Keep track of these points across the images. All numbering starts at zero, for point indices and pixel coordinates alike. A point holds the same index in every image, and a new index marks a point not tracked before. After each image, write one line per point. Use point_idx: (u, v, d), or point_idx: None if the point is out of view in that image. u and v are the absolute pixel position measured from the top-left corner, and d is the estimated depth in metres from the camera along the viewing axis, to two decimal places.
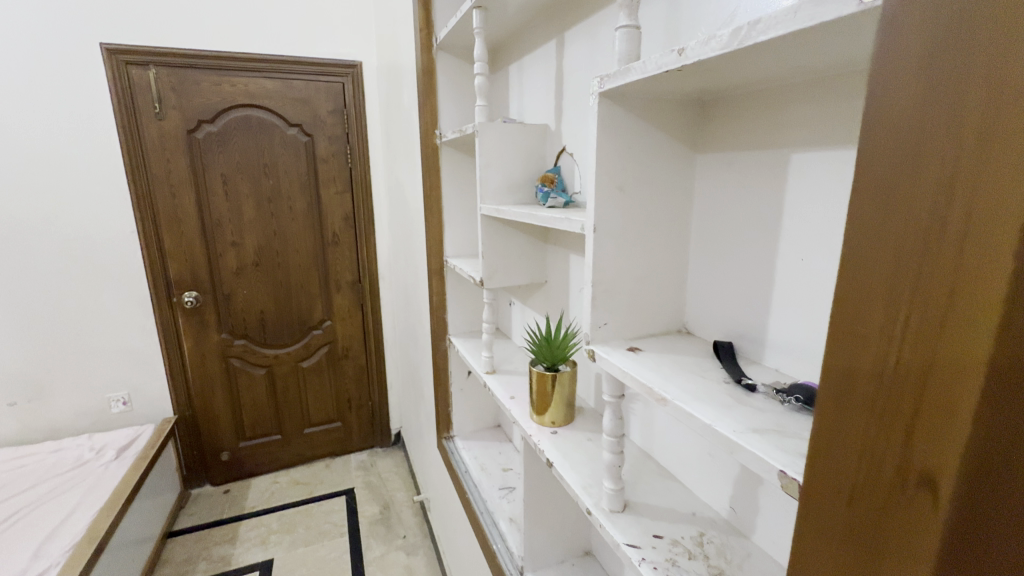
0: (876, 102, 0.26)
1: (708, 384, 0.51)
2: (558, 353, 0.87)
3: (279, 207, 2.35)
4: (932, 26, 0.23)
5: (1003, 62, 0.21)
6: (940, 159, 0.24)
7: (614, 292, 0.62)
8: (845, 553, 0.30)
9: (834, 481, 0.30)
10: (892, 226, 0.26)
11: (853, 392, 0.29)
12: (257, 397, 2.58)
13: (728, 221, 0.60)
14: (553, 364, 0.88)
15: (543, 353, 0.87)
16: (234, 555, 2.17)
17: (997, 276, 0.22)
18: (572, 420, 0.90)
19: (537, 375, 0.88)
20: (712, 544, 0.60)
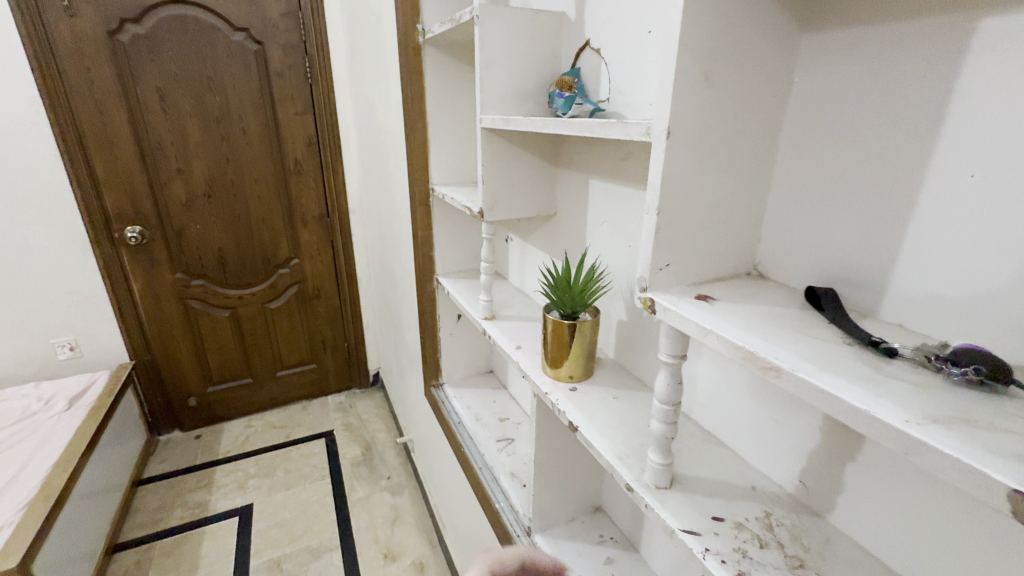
0: None
1: (830, 349, 0.38)
2: (579, 299, 0.72)
3: (229, 128, 2.03)
4: None
5: None
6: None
7: (683, 223, 0.47)
8: None
9: None
10: None
11: None
12: (222, 341, 2.39)
13: (842, 128, 0.44)
14: (572, 311, 0.73)
15: (560, 297, 0.73)
16: (211, 501, 2.09)
17: None
18: (591, 374, 0.77)
19: (552, 323, 0.74)
20: (783, 526, 0.51)
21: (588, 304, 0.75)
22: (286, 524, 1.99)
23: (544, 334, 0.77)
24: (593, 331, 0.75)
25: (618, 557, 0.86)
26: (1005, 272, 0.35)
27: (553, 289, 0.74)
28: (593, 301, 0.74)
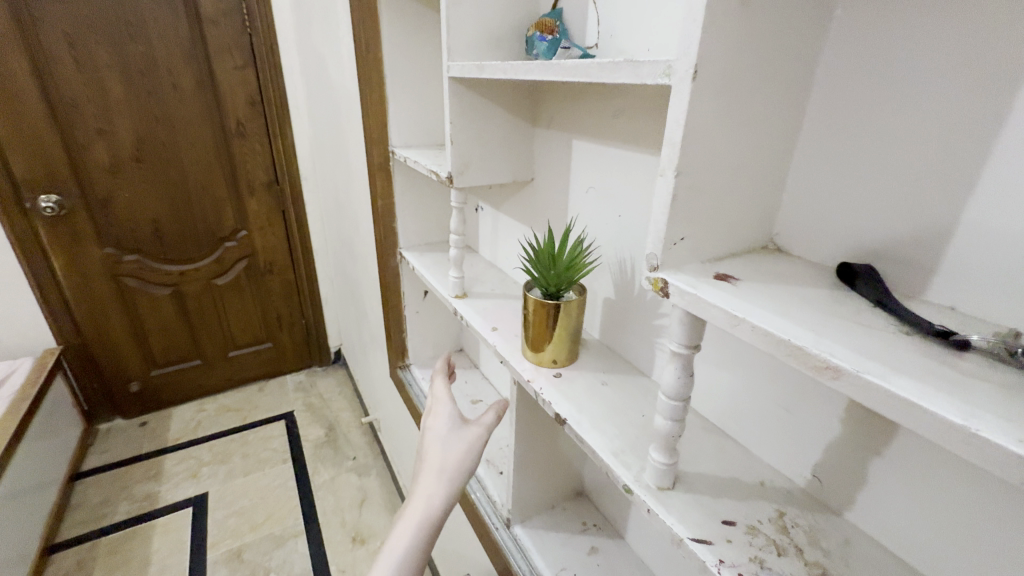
0: None
1: (889, 340, 0.32)
2: (564, 275, 0.64)
3: (157, 82, 1.79)
4: None
5: None
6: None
7: (703, 188, 0.39)
8: None
9: None
10: None
11: None
12: (165, 321, 2.19)
13: (893, 72, 0.37)
14: (556, 289, 0.65)
15: (543, 272, 0.65)
16: (162, 492, 1.95)
17: None
18: (576, 358, 0.70)
19: (533, 303, 0.66)
20: (798, 528, 0.46)
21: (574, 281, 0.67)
22: (246, 513, 1.88)
23: (524, 316, 0.68)
24: (580, 311, 0.67)
25: (603, 545, 0.82)
26: None
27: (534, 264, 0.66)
28: (579, 278, 0.66)
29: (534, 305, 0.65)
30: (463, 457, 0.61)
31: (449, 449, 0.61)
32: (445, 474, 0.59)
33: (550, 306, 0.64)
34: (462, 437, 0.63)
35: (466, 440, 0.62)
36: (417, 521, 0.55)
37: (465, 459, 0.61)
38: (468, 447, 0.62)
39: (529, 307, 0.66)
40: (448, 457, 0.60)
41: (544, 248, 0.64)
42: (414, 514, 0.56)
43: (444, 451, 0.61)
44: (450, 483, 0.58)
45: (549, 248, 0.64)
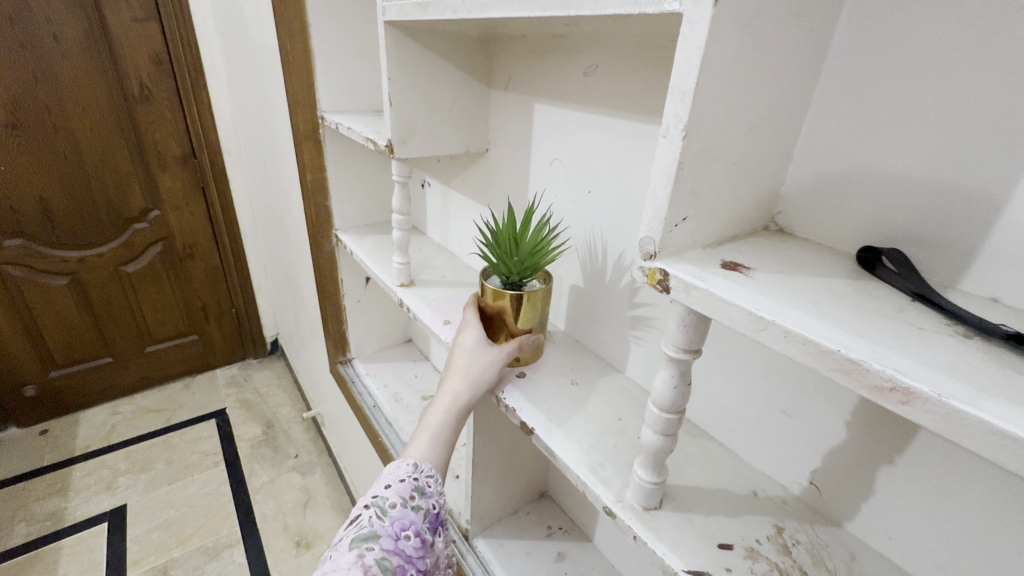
0: None
1: (950, 348, 0.25)
2: (528, 262, 0.55)
3: (31, 31, 1.49)
4: None
5: None
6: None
7: (713, 156, 0.31)
8: None
9: None
10: None
11: None
12: (63, 316, 1.90)
13: (940, 11, 0.30)
14: (518, 278, 0.56)
15: (503, 258, 0.55)
16: (69, 509, 1.71)
17: None
18: (541, 356, 0.62)
19: (492, 293, 0.57)
20: (800, 545, 0.41)
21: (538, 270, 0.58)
22: (172, 524, 1.69)
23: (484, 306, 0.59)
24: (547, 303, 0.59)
25: (570, 550, 0.76)
26: None
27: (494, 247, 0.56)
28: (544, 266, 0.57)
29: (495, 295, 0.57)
30: (490, 364, 0.55)
31: (475, 355, 0.55)
32: (470, 378, 0.54)
33: (514, 298, 0.56)
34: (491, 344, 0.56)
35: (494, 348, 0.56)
36: (444, 413, 0.53)
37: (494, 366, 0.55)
38: (495, 355, 0.56)
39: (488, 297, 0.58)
40: (473, 364, 0.55)
41: (505, 231, 0.54)
42: (440, 408, 0.54)
43: (473, 355, 0.55)
44: (477, 386, 0.54)
45: (512, 228, 0.54)
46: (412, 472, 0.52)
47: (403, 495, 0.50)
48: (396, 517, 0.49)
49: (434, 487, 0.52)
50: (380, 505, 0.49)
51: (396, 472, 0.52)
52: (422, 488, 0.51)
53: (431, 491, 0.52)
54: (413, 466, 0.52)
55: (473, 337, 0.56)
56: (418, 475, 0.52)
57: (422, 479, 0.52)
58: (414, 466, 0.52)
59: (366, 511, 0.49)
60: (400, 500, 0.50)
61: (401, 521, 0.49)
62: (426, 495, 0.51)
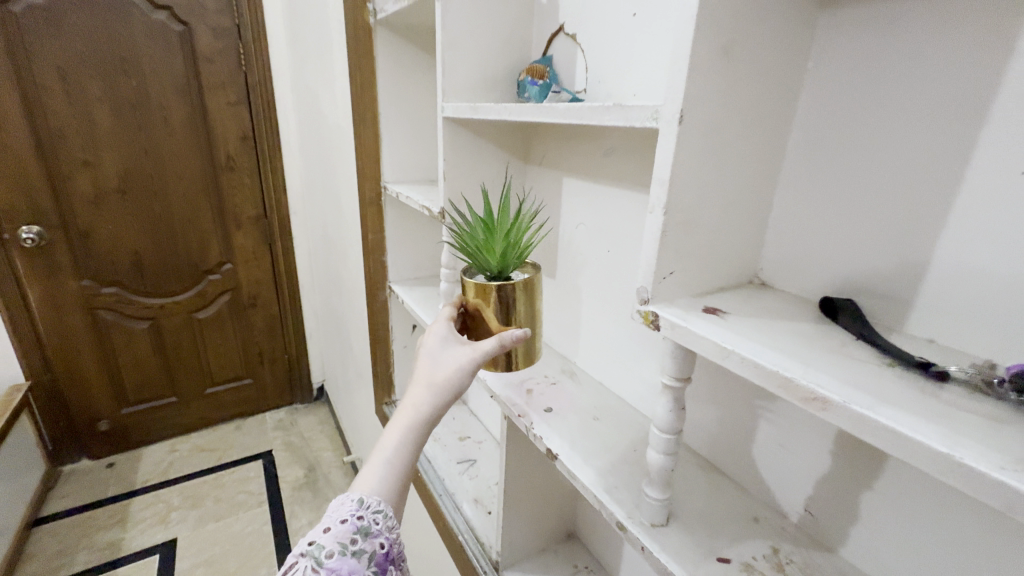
0: None
1: (871, 372, 0.33)
2: (509, 251, 0.57)
3: (148, 117, 1.80)
4: None
5: None
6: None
7: (692, 225, 0.41)
8: None
9: None
10: None
11: None
12: (140, 356, 2.12)
13: (865, 118, 0.39)
14: (503, 271, 0.57)
15: (484, 254, 0.57)
16: (125, 540, 1.83)
17: None
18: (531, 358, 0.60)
19: (477, 289, 0.57)
20: (793, 564, 0.45)
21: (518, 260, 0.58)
22: (215, 561, 1.77)
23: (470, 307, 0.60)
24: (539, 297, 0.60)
25: None
26: None
27: (471, 248, 0.57)
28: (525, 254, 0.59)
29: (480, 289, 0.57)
30: (457, 369, 0.53)
31: (439, 364, 0.54)
32: (433, 388, 0.53)
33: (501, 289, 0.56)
34: (459, 350, 0.55)
35: (461, 352, 0.54)
36: (404, 425, 0.52)
37: (460, 372, 0.53)
38: (462, 360, 0.54)
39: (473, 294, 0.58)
40: (436, 374, 0.53)
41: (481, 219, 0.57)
42: (400, 422, 0.53)
43: (436, 364, 0.54)
44: (439, 396, 0.53)
45: (486, 222, 0.56)
46: (356, 508, 0.48)
47: (342, 540, 0.46)
48: (333, 567, 0.45)
49: (381, 524, 0.48)
50: (316, 554, 0.45)
51: (339, 510, 0.48)
52: (366, 529, 0.47)
53: (377, 531, 0.48)
54: (357, 501, 0.48)
55: (439, 345, 0.55)
56: (362, 512, 0.48)
57: (366, 518, 0.48)
58: (359, 501, 0.49)
59: (301, 560, 0.45)
60: (339, 546, 0.46)
61: (338, 572, 0.45)
62: (371, 536, 0.47)
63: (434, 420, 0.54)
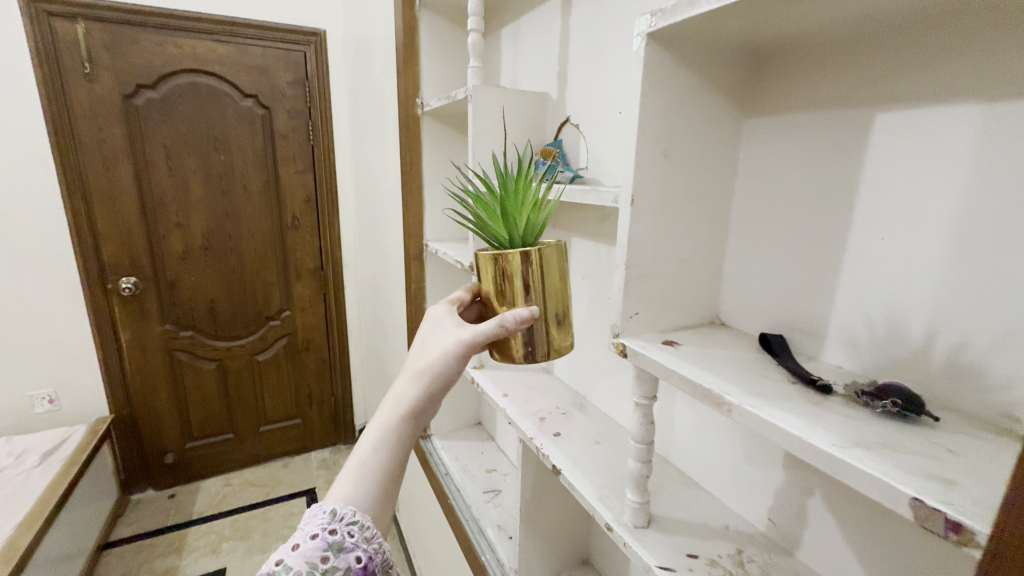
0: None
1: (774, 387, 0.43)
2: (525, 220, 0.53)
3: (232, 185, 2.12)
4: None
5: None
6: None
7: (651, 276, 0.53)
8: None
9: None
10: None
11: None
12: (206, 394, 2.35)
13: (782, 196, 0.52)
14: (522, 243, 0.54)
15: (497, 226, 0.53)
16: (181, 567, 1.96)
17: None
18: (552, 345, 0.54)
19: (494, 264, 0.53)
20: (753, 563, 0.53)
21: (533, 231, 0.54)
22: None
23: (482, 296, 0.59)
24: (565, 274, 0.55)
25: None
26: (921, 319, 0.41)
27: (484, 220, 0.54)
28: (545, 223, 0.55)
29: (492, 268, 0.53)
30: (439, 356, 0.53)
31: (424, 355, 0.55)
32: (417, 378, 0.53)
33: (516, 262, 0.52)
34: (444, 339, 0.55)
35: (447, 341, 0.54)
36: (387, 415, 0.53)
37: (440, 362, 0.53)
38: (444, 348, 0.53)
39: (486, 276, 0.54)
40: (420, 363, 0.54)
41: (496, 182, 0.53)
42: (384, 415, 0.53)
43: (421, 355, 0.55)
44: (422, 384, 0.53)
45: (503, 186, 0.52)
46: (328, 521, 0.46)
47: (312, 560, 0.44)
48: None
49: (355, 538, 0.46)
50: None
51: (310, 525, 0.46)
52: (338, 543, 0.45)
53: (350, 546, 0.45)
54: (329, 513, 0.47)
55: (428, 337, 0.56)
56: (334, 524, 0.46)
57: (339, 533, 0.46)
58: (331, 513, 0.47)
59: None
60: (307, 567, 0.43)
61: None
62: (344, 553, 0.45)
63: (418, 411, 0.54)
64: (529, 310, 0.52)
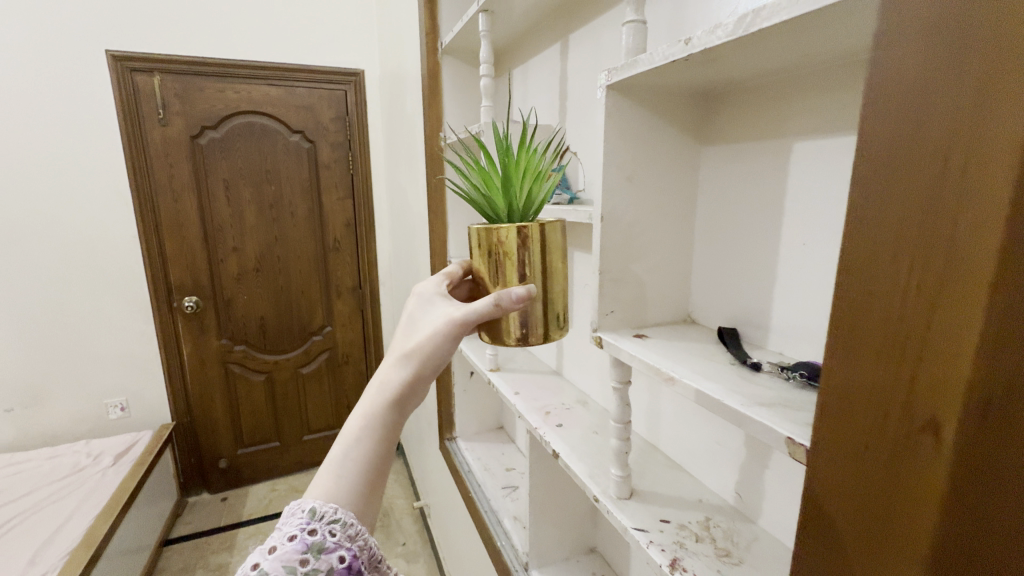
0: (876, 92, 0.26)
1: (716, 366, 0.52)
2: (526, 194, 0.61)
3: (281, 213, 2.34)
4: (913, 20, 0.24)
5: (990, 52, 0.22)
6: (971, 58, 0.22)
7: (623, 281, 0.63)
8: (858, 520, 0.29)
9: (833, 448, 0.30)
10: (895, 210, 0.26)
11: (857, 367, 0.28)
12: (256, 404, 2.55)
13: (732, 209, 0.61)
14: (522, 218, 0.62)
15: (502, 201, 0.61)
16: (232, 564, 2.11)
17: (986, 253, 0.23)
18: (547, 322, 0.61)
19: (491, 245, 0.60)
20: (719, 528, 0.61)
21: (531, 204, 0.62)
22: None
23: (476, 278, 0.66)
24: (560, 262, 0.62)
25: None
26: None
27: (491, 199, 0.62)
28: (544, 196, 0.63)
29: (495, 252, 0.60)
30: (428, 336, 0.56)
31: (410, 338, 0.57)
32: (404, 363, 0.56)
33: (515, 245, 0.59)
34: (434, 316, 0.59)
35: (435, 322, 0.57)
36: (373, 402, 0.54)
37: (433, 337, 0.56)
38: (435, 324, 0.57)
39: (489, 259, 0.61)
40: (407, 346, 0.57)
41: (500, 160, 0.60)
42: (369, 402, 0.54)
43: (410, 335, 0.58)
44: (409, 367, 0.55)
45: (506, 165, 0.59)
46: (307, 522, 0.47)
47: (291, 561, 0.45)
48: None
49: (336, 537, 0.47)
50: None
51: (289, 525, 0.47)
52: (318, 544, 0.46)
53: (331, 546, 0.46)
54: (309, 513, 0.47)
55: (414, 318, 0.60)
56: (313, 524, 0.47)
57: (319, 533, 0.46)
58: (311, 512, 0.47)
59: None
60: (287, 568, 0.44)
61: None
62: (324, 553, 0.46)
63: (404, 396, 0.55)
64: (525, 290, 0.58)
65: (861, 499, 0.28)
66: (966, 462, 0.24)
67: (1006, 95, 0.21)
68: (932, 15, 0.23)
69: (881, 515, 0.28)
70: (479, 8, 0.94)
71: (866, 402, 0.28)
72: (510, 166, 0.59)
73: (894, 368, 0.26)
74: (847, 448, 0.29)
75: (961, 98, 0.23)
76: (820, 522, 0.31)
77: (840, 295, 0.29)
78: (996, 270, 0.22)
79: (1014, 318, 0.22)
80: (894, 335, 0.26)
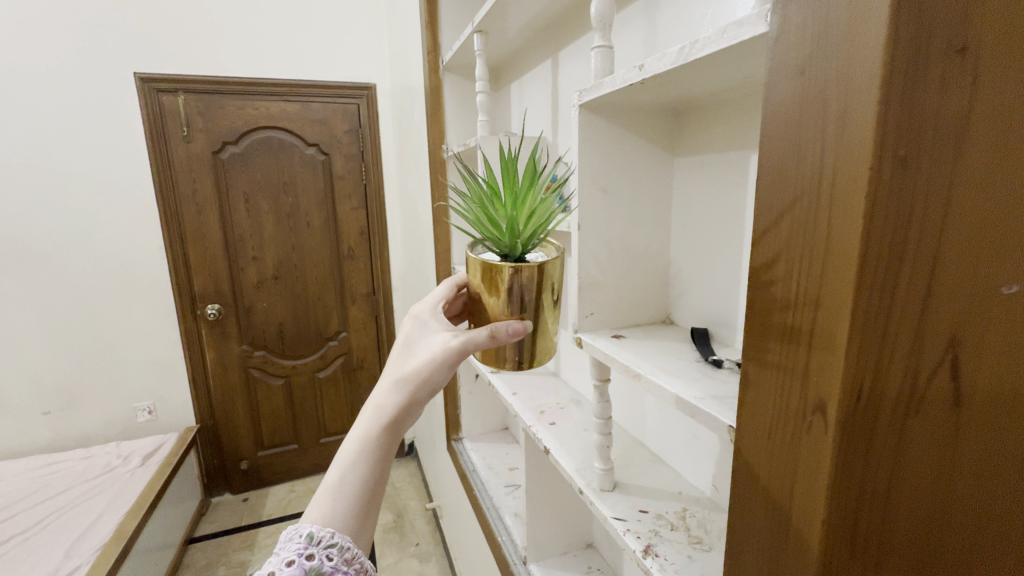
0: (771, 116, 0.30)
1: (681, 363, 0.56)
2: (529, 233, 0.61)
3: (298, 222, 2.44)
4: (795, 55, 0.28)
5: (843, 80, 0.25)
6: (831, 96, 0.26)
7: (601, 284, 0.67)
8: (775, 486, 0.32)
9: (757, 426, 0.34)
10: (791, 215, 0.30)
11: (768, 350, 0.32)
12: (275, 407, 2.64)
13: (701, 216, 0.65)
14: (522, 255, 0.62)
15: (505, 240, 0.60)
16: (252, 562, 2.19)
17: (850, 250, 0.26)
18: (538, 351, 0.64)
19: (492, 272, 0.61)
20: (694, 517, 0.65)
21: (532, 242, 0.62)
22: None
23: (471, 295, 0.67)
24: (556, 294, 0.63)
25: None
26: None
27: (495, 236, 0.61)
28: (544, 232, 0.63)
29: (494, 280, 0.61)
30: (424, 363, 0.60)
31: (406, 362, 0.62)
32: (399, 387, 0.60)
33: (507, 283, 0.59)
34: (431, 342, 0.63)
35: (431, 348, 0.62)
36: (371, 424, 0.59)
37: (429, 363, 0.60)
38: (429, 352, 0.61)
39: (489, 284, 0.62)
40: (403, 370, 0.61)
41: (509, 199, 0.59)
42: (366, 423, 0.59)
43: (405, 361, 0.62)
44: (404, 392, 0.60)
45: (514, 205, 0.58)
46: (305, 547, 0.51)
47: None
48: None
49: (333, 561, 0.51)
50: None
51: (288, 550, 0.52)
52: (316, 568, 0.51)
53: (329, 570, 0.51)
54: (306, 538, 0.52)
55: (409, 343, 0.64)
56: (311, 549, 0.51)
57: (316, 557, 0.51)
58: (308, 538, 0.52)
59: None
60: None
61: None
62: None
63: (399, 417, 0.60)
64: (522, 325, 0.60)
65: (775, 471, 0.32)
66: (846, 449, 0.28)
67: (858, 121, 0.25)
68: (805, 51, 0.27)
69: (789, 500, 0.31)
70: (474, 29, 1.00)
71: (776, 381, 0.32)
72: (516, 222, 0.59)
73: (793, 351, 0.30)
74: (765, 424, 0.33)
75: (825, 119, 0.27)
76: (749, 493, 0.35)
77: (756, 292, 0.33)
78: (859, 264, 0.26)
79: (870, 304, 0.26)
80: (791, 323, 0.30)
